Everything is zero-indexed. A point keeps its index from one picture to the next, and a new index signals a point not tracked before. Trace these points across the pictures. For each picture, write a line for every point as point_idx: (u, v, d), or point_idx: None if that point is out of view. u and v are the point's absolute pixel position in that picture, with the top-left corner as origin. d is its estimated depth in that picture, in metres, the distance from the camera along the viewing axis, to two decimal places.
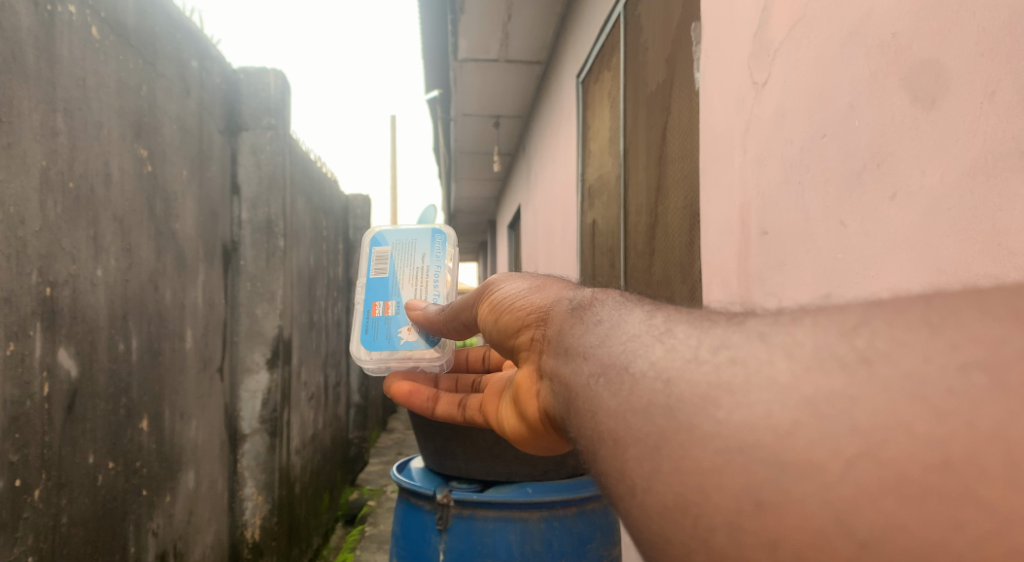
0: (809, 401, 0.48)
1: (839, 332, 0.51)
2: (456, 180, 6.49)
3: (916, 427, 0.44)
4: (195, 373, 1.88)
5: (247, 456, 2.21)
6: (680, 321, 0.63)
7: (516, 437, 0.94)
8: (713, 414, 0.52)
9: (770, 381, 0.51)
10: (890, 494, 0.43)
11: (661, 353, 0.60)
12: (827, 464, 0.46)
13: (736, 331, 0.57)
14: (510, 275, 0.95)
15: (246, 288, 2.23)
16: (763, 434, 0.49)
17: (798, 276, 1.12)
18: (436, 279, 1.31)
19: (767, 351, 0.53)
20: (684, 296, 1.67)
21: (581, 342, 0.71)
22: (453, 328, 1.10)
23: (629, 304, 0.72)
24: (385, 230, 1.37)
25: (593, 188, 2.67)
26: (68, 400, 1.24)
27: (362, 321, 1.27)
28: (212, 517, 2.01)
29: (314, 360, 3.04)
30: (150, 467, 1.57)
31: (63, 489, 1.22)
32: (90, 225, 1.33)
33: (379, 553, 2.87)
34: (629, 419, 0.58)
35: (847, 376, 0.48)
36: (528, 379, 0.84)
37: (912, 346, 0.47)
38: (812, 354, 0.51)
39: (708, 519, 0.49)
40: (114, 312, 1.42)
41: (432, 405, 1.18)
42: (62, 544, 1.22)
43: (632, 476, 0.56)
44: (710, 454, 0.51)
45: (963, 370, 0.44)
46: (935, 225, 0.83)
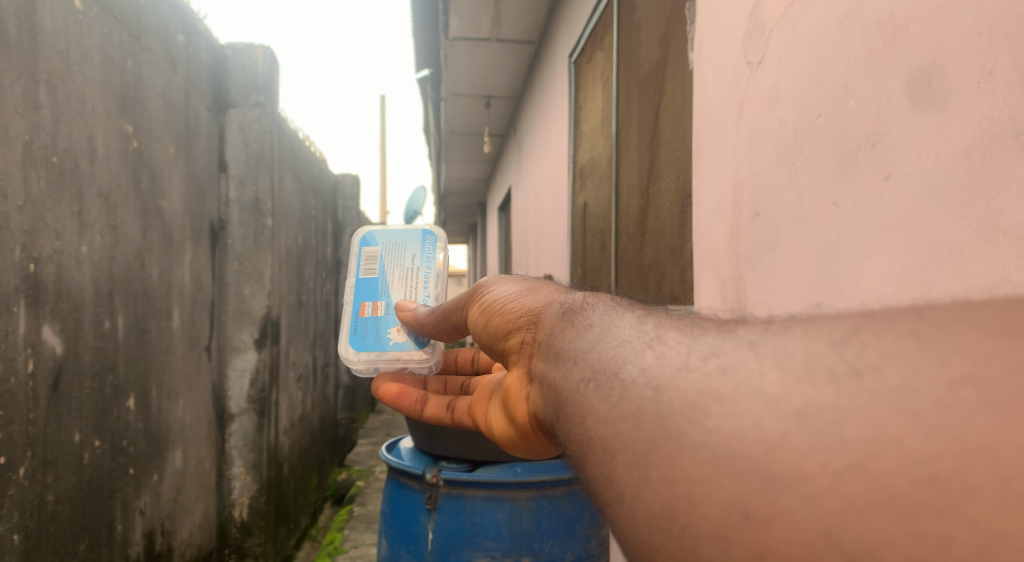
0: (798, 413, 0.49)
1: (829, 344, 0.52)
2: (445, 160, 6.44)
3: (905, 442, 0.45)
4: (182, 352, 1.87)
5: (236, 436, 2.20)
6: (671, 328, 0.64)
7: (504, 441, 0.94)
8: (702, 423, 0.53)
9: (759, 390, 0.52)
10: (877, 509, 0.44)
11: (651, 359, 0.61)
12: (814, 477, 0.47)
13: (726, 339, 0.59)
14: (501, 277, 0.95)
15: (234, 266, 2.22)
16: (752, 445, 0.50)
17: (791, 264, 1.12)
18: (426, 279, 1.31)
19: (758, 360, 0.55)
20: (676, 281, 1.68)
21: (571, 346, 0.71)
22: (442, 330, 1.09)
23: (619, 308, 0.73)
24: (374, 231, 1.36)
25: (585, 170, 2.67)
26: (53, 377, 1.23)
27: (351, 321, 1.27)
28: (200, 497, 2.01)
29: (303, 340, 3.04)
30: (137, 446, 1.57)
31: (49, 468, 1.22)
32: (74, 201, 1.31)
33: (367, 532, 2.91)
34: (619, 426, 0.59)
35: (836, 388, 0.49)
36: (518, 382, 0.85)
37: (900, 359, 0.48)
38: (802, 364, 0.52)
39: (697, 529, 0.51)
40: (100, 291, 1.41)
41: (421, 407, 1.15)
42: (48, 522, 1.22)
43: (621, 483, 0.57)
44: (699, 463, 0.52)
45: (951, 386, 0.45)
46: (927, 206, 0.84)
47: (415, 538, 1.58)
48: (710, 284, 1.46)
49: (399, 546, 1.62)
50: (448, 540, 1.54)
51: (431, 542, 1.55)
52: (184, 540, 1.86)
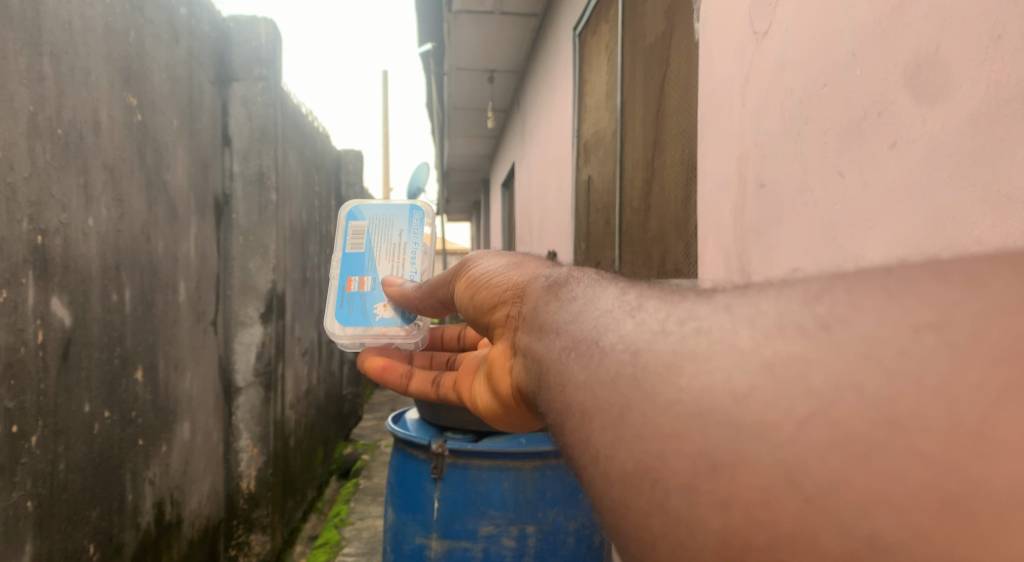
0: (767, 365, 0.51)
1: (801, 301, 0.54)
2: (449, 136, 6.40)
3: (866, 387, 0.46)
4: (188, 325, 1.89)
5: (242, 409, 2.23)
6: (651, 297, 0.66)
7: (487, 414, 0.95)
8: (676, 382, 0.55)
9: (731, 347, 0.54)
10: (837, 451, 0.46)
11: (631, 326, 0.63)
12: (779, 425, 0.49)
13: (704, 304, 0.60)
14: (488, 252, 0.95)
15: (239, 241, 2.23)
16: (720, 398, 0.52)
17: (794, 235, 1.13)
18: (413, 255, 1.31)
19: (732, 320, 0.57)
20: (679, 254, 1.69)
21: (555, 318, 0.72)
22: (429, 306, 1.10)
23: (603, 280, 0.74)
24: (363, 204, 1.35)
25: (589, 143, 2.65)
26: (63, 348, 1.25)
27: (336, 296, 1.26)
28: (207, 469, 2.03)
29: (308, 315, 3.06)
30: (145, 417, 1.59)
31: (60, 437, 1.24)
32: (80, 173, 1.31)
33: (373, 504, 2.97)
34: (596, 390, 0.61)
35: (805, 341, 0.51)
36: (502, 354, 0.86)
37: (867, 311, 0.50)
38: (774, 320, 0.54)
39: (665, 483, 0.53)
40: (107, 264, 1.42)
41: (406, 381, 1.15)
42: (60, 490, 1.24)
43: (596, 444, 0.59)
44: (670, 419, 0.54)
45: (915, 332, 0.47)
46: (933, 173, 0.84)
47: (422, 507, 1.60)
48: (712, 257, 1.47)
49: (405, 516, 1.64)
50: (454, 509, 1.57)
51: (438, 510, 1.57)
52: (192, 511, 1.90)
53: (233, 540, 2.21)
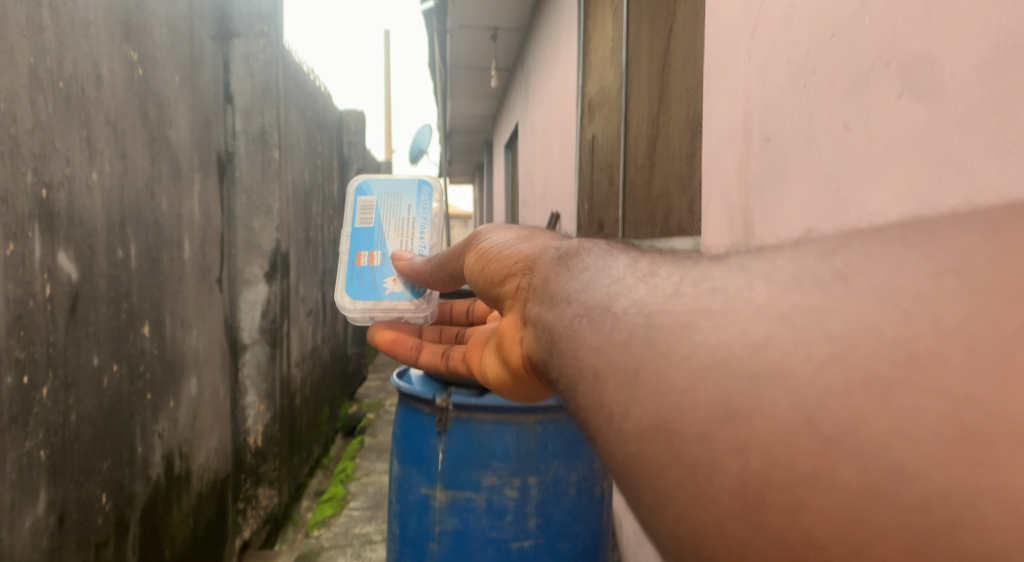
0: (785, 316, 0.54)
1: (818, 256, 0.57)
2: (451, 96, 6.32)
3: (883, 330, 0.49)
4: (194, 283, 1.90)
5: (248, 366, 2.27)
6: (664, 264, 0.68)
7: (499, 385, 0.96)
8: (691, 338, 0.58)
9: (748, 302, 0.57)
10: (856, 390, 0.48)
11: (643, 291, 0.65)
12: (798, 369, 0.51)
13: (718, 266, 0.63)
14: (498, 226, 0.95)
15: (242, 200, 2.22)
16: (739, 349, 0.55)
17: (798, 188, 1.12)
18: (421, 230, 1.32)
19: (748, 278, 0.60)
20: (683, 213, 1.69)
21: (566, 289, 0.73)
22: (438, 280, 1.10)
23: (613, 251, 0.75)
24: (371, 179, 1.35)
25: (593, 101, 2.62)
26: (70, 301, 1.27)
27: (347, 271, 1.27)
28: (215, 424, 2.07)
29: (312, 276, 3.08)
30: (152, 372, 1.62)
31: (70, 389, 1.27)
32: (83, 127, 1.31)
33: (379, 462, 3.05)
34: (610, 353, 0.63)
35: (822, 291, 0.54)
36: (512, 326, 0.86)
37: (883, 261, 0.53)
38: (790, 275, 0.57)
39: (682, 433, 0.54)
40: (112, 218, 1.43)
41: (416, 354, 1.18)
42: (72, 440, 1.27)
43: (609, 405, 0.60)
44: (685, 374, 0.56)
45: (934, 277, 0.50)
46: (941, 122, 0.83)
47: (427, 458, 1.64)
48: (716, 219, 1.46)
49: (410, 468, 1.68)
50: (459, 460, 1.60)
51: (441, 462, 1.61)
52: (201, 464, 1.94)
53: (241, 494, 2.24)
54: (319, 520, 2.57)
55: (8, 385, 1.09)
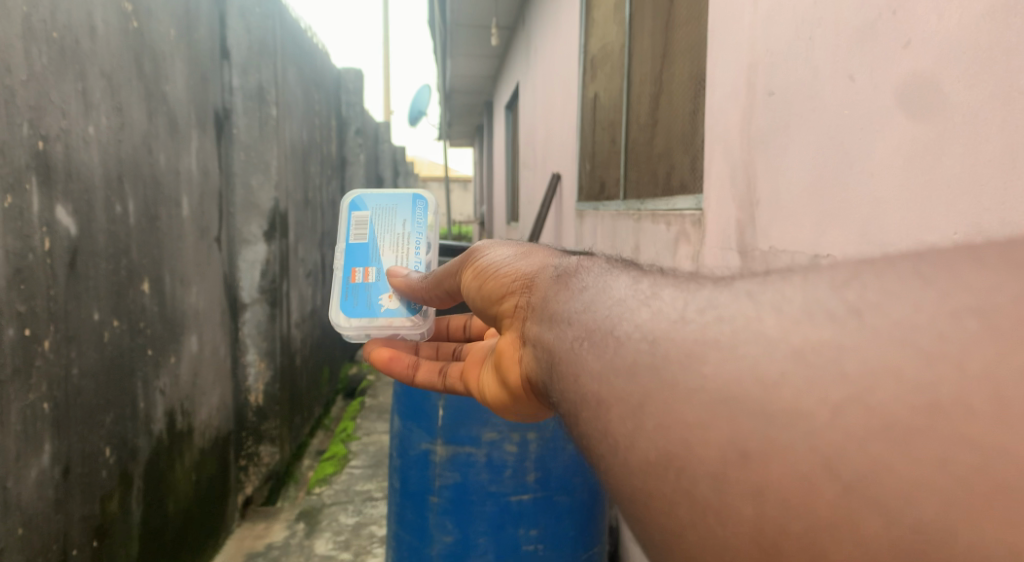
0: (797, 352, 0.52)
1: (829, 287, 0.54)
2: (452, 55, 6.19)
3: (904, 372, 0.47)
4: (193, 241, 1.89)
5: (248, 325, 2.28)
6: (666, 285, 0.67)
7: (496, 405, 0.95)
8: (699, 370, 0.56)
9: (759, 334, 0.55)
10: (878, 437, 0.46)
11: (647, 316, 0.64)
12: (813, 412, 0.49)
13: (725, 291, 0.61)
14: (496, 242, 0.95)
15: (240, 157, 2.19)
16: (750, 386, 0.53)
17: (801, 142, 1.11)
18: (418, 246, 1.23)
19: (756, 309, 0.57)
20: (686, 170, 1.66)
21: (565, 309, 0.73)
22: (436, 296, 1.06)
23: (614, 269, 0.75)
24: (365, 193, 1.25)
25: (595, 59, 2.56)
26: (69, 256, 1.25)
27: (341, 287, 1.18)
28: (217, 381, 2.09)
29: (311, 237, 3.05)
30: (153, 328, 1.62)
31: (72, 343, 1.27)
32: (78, 79, 1.27)
33: (379, 421, 3.16)
34: (613, 381, 0.62)
35: (836, 326, 0.51)
36: (512, 344, 0.85)
37: (901, 296, 0.50)
38: (801, 307, 0.54)
39: (692, 471, 0.53)
40: (109, 174, 1.40)
41: (412, 372, 1.12)
42: (75, 394, 1.28)
43: (615, 434, 0.60)
44: (693, 409, 0.55)
45: (954, 316, 0.47)
46: (945, 70, 0.82)
47: (427, 414, 1.64)
48: (716, 192, 1.45)
49: (411, 423, 1.68)
50: (460, 416, 1.61)
51: (441, 417, 1.61)
52: (203, 421, 1.96)
53: (243, 450, 2.29)
54: (321, 477, 2.66)
55: (11, 335, 1.09)
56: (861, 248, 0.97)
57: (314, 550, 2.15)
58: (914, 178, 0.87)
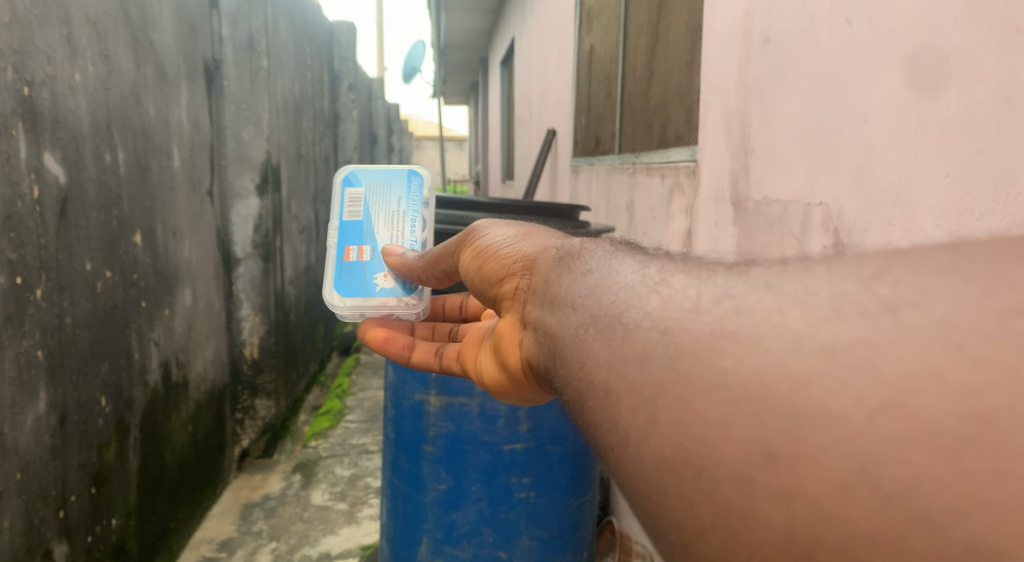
0: (826, 349, 0.47)
1: (858, 280, 0.50)
2: (447, 9, 6.06)
3: (947, 375, 0.42)
4: (184, 194, 1.86)
5: (243, 279, 2.28)
6: (676, 270, 0.61)
7: (494, 388, 0.93)
8: (716, 364, 0.51)
9: (783, 329, 0.50)
10: (919, 447, 0.41)
11: (656, 304, 0.58)
12: (847, 414, 0.44)
13: (741, 279, 0.56)
14: (494, 221, 0.92)
15: (231, 109, 2.15)
16: (775, 384, 0.47)
17: (797, 90, 1.12)
18: (413, 223, 1.18)
19: (779, 301, 0.52)
20: (680, 122, 1.65)
21: (568, 292, 0.69)
22: (432, 276, 1.04)
23: (619, 252, 0.69)
24: (359, 168, 1.21)
25: (591, 14, 2.50)
26: (60, 205, 1.24)
27: (334, 266, 1.14)
28: (211, 335, 2.10)
29: (304, 195, 3.01)
30: (146, 280, 1.62)
31: (64, 292, 1.27)
32: (63, 23, 1.23)
33: (375, 377, 3.23)
34: (623, 369, 0.57)
35: (870, 323, 0.46)
36: (511, 327, 0.82)
37: (938, 292, 0.46)
38: (829, 301, 0.49)
39: (712, 471, 0.48)
40: (98, 122, 1.37)
41: (408, 353, 1.09)
42: (69, 342, 1.28)
43: (625, 427, 0.55)
44: (713, 405, 0.50)
45: (1003, 316, 0.43)
46: (943, 13, 0.81)
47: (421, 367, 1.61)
48: (712, 150, 1.45)
49: (405, 375, 1.65)
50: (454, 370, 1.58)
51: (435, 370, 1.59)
52: (198, 373, 1.98)
53: (238, 403, 2.32)
54: (317, 431, 2.72)
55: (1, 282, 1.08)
56: (854, 195, 0.98)
57: (309, 501, 2.20)
58: (903, 126, 0.88)
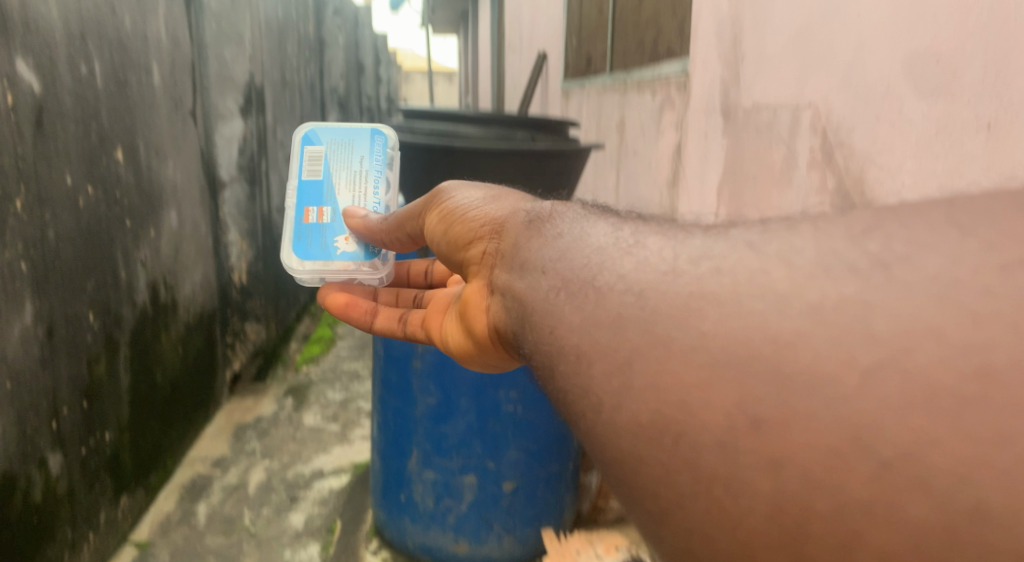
0: (815, 308, 0.50)
1: (846, 236, 0.53)
2: None
3: (946, 333, 0.45)
4: (167, 112, 1.81)
5: (229, 204, 2.26)
6: (650, 233, 0.64)
7: (459, 354, 0.95)
8: (697, 327, 0.53)
9: (767, 290, 0.52)
10: (918, 407, 0.44)
11: (631, 266, 0.61)
12: (840, 376, 0.46)
13: (720, 241, 0.59)
14: (461, 184, 0.92)
15: (212, 28, 2.07)
16: (761, 346, 0.50)
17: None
18: (376, 184, 1.14)
19: (761, 261, 0.55)
20: (671, 35, 1.69)
21: (536, 257, 0.70)
22: (395, 239, 1.02)
23: (591, 215, 0.72)
24: (319, 126, 1.14)
25: None
26: (35, 115, 1.21)
27: (294, 227, 1.10)
28: (199, 258, 2.09)
29: (290, 120, 2.94)
30: (130, 199, 1.60)
31: (45, 206, 1.25)
32: None
33: None
34: (595, 334, 0.58)
35: (861, 281, 0.49)
36: (478, 293, 0.83)
37: (931, 247, 0.49)
38: (814, 260, 0.53)
39: (692, 437, 0.50)
40: (71, 30, 1.32)
41: (371, 319, 1.09)
42: (52, 257, 1.28)
43: (598, 393, 0.56)
44: (693, 369, 0.52)
45: (1002, 269, 0.46)
46: None
47: None
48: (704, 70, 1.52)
49: None
50: None
51: None
52: (186, 297, 1.98)
53: (229, 329, 2.31)
54: (309, 357, 2.79)
55: None
56: (844, 93, 1.08)
57: (302, 422, 2.27)
58: (902, 27, 0.95)
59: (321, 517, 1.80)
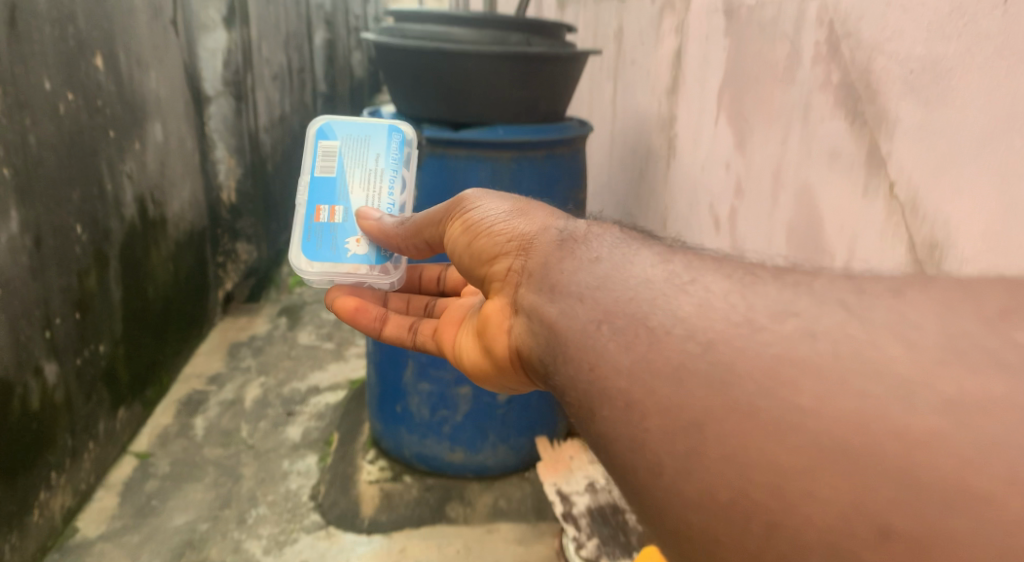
0: (949, 402, 0.38)
1: (979, 317, 0.42)
2: None
3: None
4: (147, 20, 1.72)
5: (214, 119, 2.18)
6: (708, 270, 0.53)
7: (478, 377, 0.84)
8: (791, 400, 0.41)
9: (883, 369, 0.40)
10: None
11: (690, 309, 0.49)
12: (990, 494, 0.34)
13: (805, 296, 0.47)
14: (486, 191, 0.79)
15: None
16: (879, 438, 0.38)
17: None
18: (392, 183, 1.02)
19: (869, 331, 0.43)
20: None
21: (572, 280, 0.59)
22: (413, 246, 0.89)
23: (631, 240, 0.61)
24: (335, 120, 1.03)
25: None
26: (8, 14, 1.16)
27: (303, 227, 0.97)
28: (186, 174, 2.04)
29: (278, 39, 2.79)
30: (113, 109, 1.54)
31: (25, 110, 1.22)
32: None
33: None
34: (655, 386, 0.47)
35: (1006, 375, 0.38)
36: (500, 312, 0.72)
37: None
38: (939, 339, 0.41)
39: (790, 532, 0.38)
40: None
41: (379, 326, 1.00)
42: (35, 163, 1.25)
43: (659, 457, 0.45)
44: (784, 450, 0.40)
45: None
46: None
47: None
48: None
49: None
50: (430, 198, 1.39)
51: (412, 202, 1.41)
52: (175, 213, 1.95)
53: (220, 248, 2.32)
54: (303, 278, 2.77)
55: None
56: None
57: (297, 341, 2.29)
58: None
59: (318, 430, 1.82)
